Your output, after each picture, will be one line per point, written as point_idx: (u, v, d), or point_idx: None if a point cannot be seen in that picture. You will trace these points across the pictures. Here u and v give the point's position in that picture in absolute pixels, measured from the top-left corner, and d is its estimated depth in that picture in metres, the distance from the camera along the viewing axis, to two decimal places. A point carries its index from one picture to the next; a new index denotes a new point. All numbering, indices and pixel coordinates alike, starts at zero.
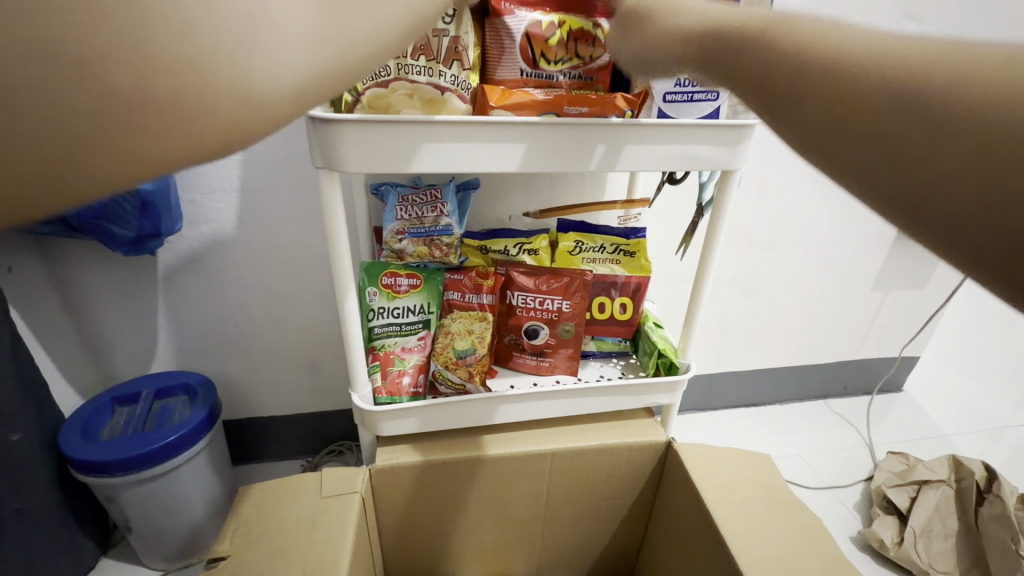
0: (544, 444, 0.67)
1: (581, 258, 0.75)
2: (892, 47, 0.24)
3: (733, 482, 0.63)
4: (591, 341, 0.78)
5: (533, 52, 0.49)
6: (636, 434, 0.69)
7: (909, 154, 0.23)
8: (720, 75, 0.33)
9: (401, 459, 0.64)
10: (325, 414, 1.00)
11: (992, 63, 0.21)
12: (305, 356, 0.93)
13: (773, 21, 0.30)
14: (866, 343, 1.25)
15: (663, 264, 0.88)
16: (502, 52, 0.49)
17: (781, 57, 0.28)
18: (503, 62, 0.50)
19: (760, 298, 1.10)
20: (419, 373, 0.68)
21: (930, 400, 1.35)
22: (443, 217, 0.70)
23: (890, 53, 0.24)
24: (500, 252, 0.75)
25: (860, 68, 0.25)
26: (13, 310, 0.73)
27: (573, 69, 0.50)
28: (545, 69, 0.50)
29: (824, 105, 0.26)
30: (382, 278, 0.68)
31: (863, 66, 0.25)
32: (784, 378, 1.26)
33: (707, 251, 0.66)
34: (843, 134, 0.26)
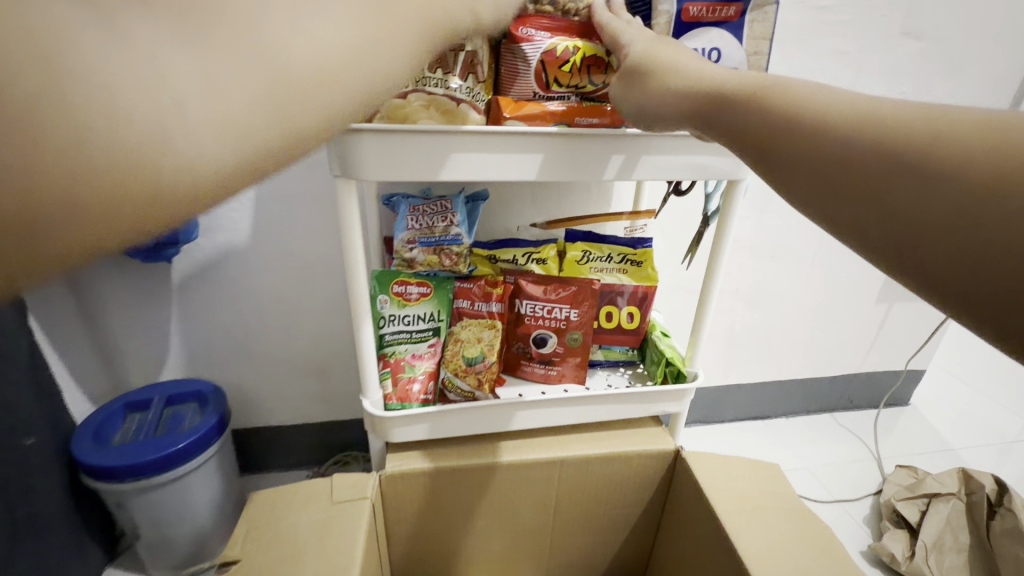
0: (553, 452, 0.67)
1: (589, 267, 0.76)
2: (876, 115, 0.28)
3: (742, 490, 0.63)
4: (599, 350, 0.78)
5: (547, 76, 0.49)
6: (644, 442, 0.70)
7: (897, 208, 0.26)
8: (714, 130, 0.37)
9: (411, 465, 0.65)
10: (332, 423, 1.00)
11: (970, 129, 0.25)
12: (314, 365, 0.94)
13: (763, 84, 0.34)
14: (872, 355, 1.25)
15: (669, 275, 0.89)
16: (516, 73, 0.50)
17: (778, 121, 0.32)
18: (517, 83, 0.50)
19: (766, 310, 1.11)
20: (429, 381, 0.69)
21: (938, 413, 1.34)
22: (453, 227, 0.71)
23: (875, 120, 0.28)
24: (509, 261, 0.76)
25: (850, 135, 0.28)
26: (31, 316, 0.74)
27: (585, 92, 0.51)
28: (557, 92, 0.50)
29: (816, 166, 0.30)
30: (392, 285, 0.68)
31: (850, 134, 0.28)
32: (791, 391, 1.26)
33: (713, 260, 0.67)
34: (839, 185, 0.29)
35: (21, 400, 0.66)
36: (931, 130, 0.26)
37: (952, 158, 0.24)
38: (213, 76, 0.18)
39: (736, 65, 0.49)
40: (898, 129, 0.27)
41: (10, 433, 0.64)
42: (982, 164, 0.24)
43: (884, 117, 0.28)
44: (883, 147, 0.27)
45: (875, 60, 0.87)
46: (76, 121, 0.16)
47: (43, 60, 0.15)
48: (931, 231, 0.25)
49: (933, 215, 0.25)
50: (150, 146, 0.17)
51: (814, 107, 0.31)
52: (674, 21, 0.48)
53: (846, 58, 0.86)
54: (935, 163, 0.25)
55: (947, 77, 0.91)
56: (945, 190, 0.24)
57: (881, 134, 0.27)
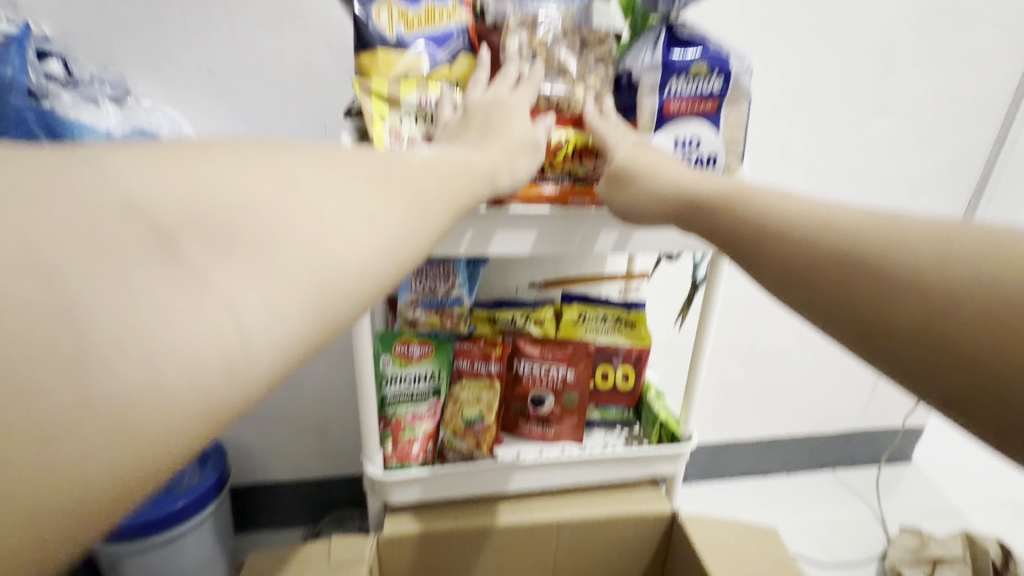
0: (549, 513, 0.68)
1: (586, 328, 0.79)
2: (831, 227, 0.35)
3: (740, 557, 0.63)
4: (595, 409, 0.80)
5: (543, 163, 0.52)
6: (641, 504, 0.70)
7: (867, 298, 0.32)
8: (700, 226, 0.45)
9: (408, 528, 0.65)
10: (330, 480, 1.00)
11: (923, 230, 0.32)
12: (314, 421, 0.95)
13: (743, 192, 0.43)
14: (869, 412, 1.26)
15: (663, 334, 0.91)
16: None
17: (761, 224, 0.39)
18: None
19: (761, 367, 1.13)
20: (428, 441, 0.71)
21: (941, 472, 1.33)
22: (455, 288, 0.74)
23: (830, 231, 0.35)
24: (508, 323, 0.79)
25: (813, 243, 0.35)
26: None
27: (574, 176, 0.54)
28: (550, 176, 0.53)
29: (789, 267, 0.36)
30: (395, 346, 0.71)
31: (814, 242, 0.35)
32: (790, 448, 1.25)
33: (703, 324, 0.70)
34: (816, 281, 0.34)
35: None
36: (875, 242, 0.33)
37: (894, 266, 0.31)
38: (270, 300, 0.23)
39: (714, 152, 0.54)
40: (850, 240, 0.34)
41: None
42: (917, 272, 0.30)
43: (840, 228, 0.35)
44: (841, 256, 0.34)
45: (851, 135, 0.93)
46: (169, 348, 0.20)
47: (159, 303, 0.20)
48: (885, 325, 0.31)
49: (885, 313, 0.31)
50: (215, 363, 0.21)
51: (784, 217, 0.38)
52: (657, 114, 0.53)
53: (823, 133, 0.92)
54: (883, 267, 0.31)
55: (919, 150, 0.97)
56: (892, 291, 0.31)
57: (836, 244, 0.34)
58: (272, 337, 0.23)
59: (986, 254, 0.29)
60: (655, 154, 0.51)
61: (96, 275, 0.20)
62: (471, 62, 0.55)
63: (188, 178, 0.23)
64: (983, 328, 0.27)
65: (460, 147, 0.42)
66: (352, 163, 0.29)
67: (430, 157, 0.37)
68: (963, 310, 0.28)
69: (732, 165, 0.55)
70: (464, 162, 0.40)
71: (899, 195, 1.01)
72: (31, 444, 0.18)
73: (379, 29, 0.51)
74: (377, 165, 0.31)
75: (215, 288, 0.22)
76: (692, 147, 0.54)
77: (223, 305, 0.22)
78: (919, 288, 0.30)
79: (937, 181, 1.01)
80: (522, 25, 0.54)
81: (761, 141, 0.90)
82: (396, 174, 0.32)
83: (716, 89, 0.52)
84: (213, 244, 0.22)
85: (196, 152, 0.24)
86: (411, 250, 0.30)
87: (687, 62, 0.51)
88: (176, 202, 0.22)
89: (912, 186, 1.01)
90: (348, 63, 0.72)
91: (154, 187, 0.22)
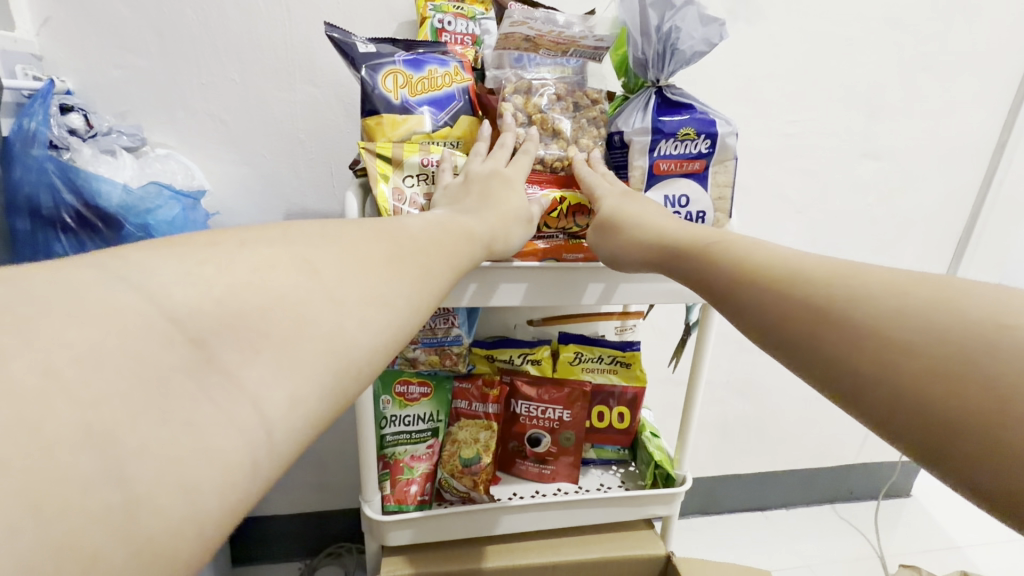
0: (544, 556, 0.69)
1: (581, 368, 0.80)
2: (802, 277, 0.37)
3: None
4: (591, 448, 0.81)
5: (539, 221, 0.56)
6: (634, 546, 0.71)
7: (828, 342, 0.33)
8: (682, 274, 0.47)
9: (404, 571, 0.66)
10: (327, 513, 1.01)
11: (882, 279, 0.33)
12: (313, 455, 0.96)
13: (721, 242, 0.45)
14: (866, 446, 1.26)
15: (658, 371, 0.93)
16: None
17: (735, 272, 0.41)
18: None
19: (757, 401, 1.14)
20: (426, 481, 0.71)
21: (939, 506, 1.32)
22: (454, 328, 0.73)
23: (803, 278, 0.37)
24: (506, 361, 0.80)
25: (786, 289, 0.37)
26: None
27: (569, 232, 0.57)
28: (547, 232, 0.57)
29: (762, 310, 0.38)
30: (395, 386, 0.72)
31: (789, 289, 0.37)
32: (788, 481, 1.25)
33: (695, 368, 0.71)
34: (785, 326, 0.36)
35: None
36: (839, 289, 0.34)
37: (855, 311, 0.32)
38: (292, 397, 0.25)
39: (703, 209, 0.56)
40: (819, 285, 0.35)
41: None
42: (878, 316, 0.31)
43: (810, 276, 0.36)
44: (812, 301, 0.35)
45: (841, 178, 0.96)
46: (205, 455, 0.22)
47: (193, 413, 0.22)
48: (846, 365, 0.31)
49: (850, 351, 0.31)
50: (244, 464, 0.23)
51: (759, 264, 0.40)
52: (647, 173, 0.56)
53: (813, 177, 0.94)
54: (845, 310, 0.33)
55: (909, 192, 1.00)
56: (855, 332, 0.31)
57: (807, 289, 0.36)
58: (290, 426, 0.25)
59: (938, 305, 0.30)
60: (642, 201, 0.54)
61: (139, 389, 0.21)
62: (473, 120, 0.58)
63: (220, 288, 0.25)
64: (938, 370, 0.28)
65: (461, 214, 0.47)
66: (365, 249, 0.33)
67: (429, 226, 0.41)
68: (919, 352, 0.29)
69: (720, 220, 0.57)
70: (465, 229, 0.44)
71: (890, 235, 1.03)
72: (79, 567, 0.18)
73: (385, 94, 0.54)
74: (390, 245, 0.35)
75: (244, 392, 0.24)
76: (681, 204, 0.57)
77: (250, 403, 0.24)
78: (875, 329, 0.31)
79: (925, 221, 1.04)
80: (517, 91, 0.57)
81: (753, 184, 0.93)
82: (406, 251, 0.35)
83: (703, 150, 0.55)
84: (241, 346, 0.24)
85: (224, 258, 0.27)
86: (413, 324, 0.33)
87: (675, 126, 0.54)
88: (208, 315, 0.24)
89: (902, 226, 1.03)
90: (355, 113, 0.75)
91: (191, 304, 0.24)
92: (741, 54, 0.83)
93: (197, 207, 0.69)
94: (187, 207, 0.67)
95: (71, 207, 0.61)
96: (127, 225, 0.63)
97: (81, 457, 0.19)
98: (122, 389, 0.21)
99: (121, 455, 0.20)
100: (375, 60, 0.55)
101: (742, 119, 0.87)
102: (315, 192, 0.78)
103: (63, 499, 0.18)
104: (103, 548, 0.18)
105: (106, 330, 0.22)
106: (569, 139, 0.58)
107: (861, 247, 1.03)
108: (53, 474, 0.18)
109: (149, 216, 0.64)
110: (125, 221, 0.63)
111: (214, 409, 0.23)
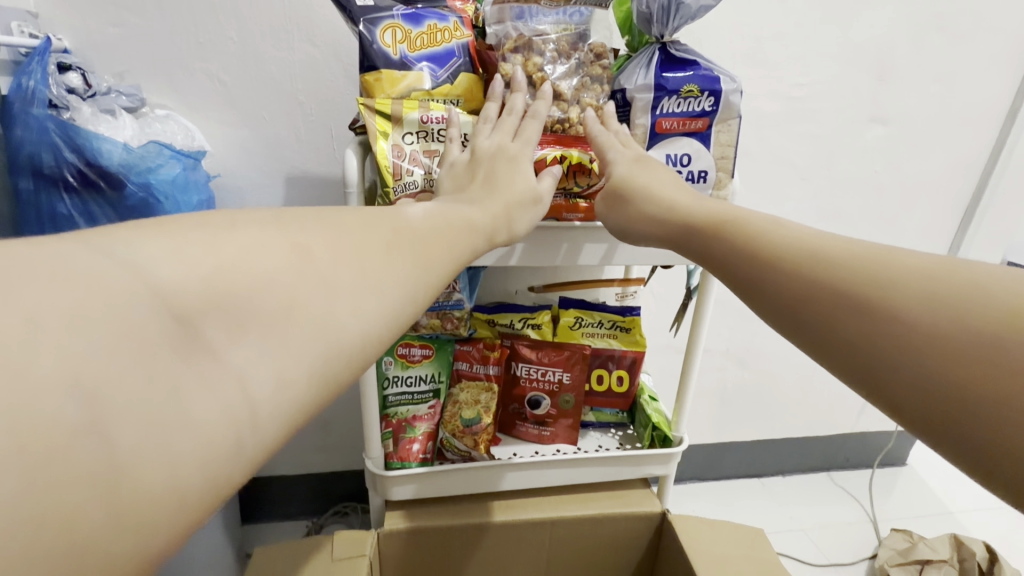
0: (543, 512, 0.70)
1: (582, 332, 0.81)
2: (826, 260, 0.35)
3: (727, 557, 0.66)
4: (590, 411, 0.82)
5: None
6: (631, 504, 0.72)
7: (846, 325, 0.32)
8: (693, 253, 0.46)
9: (407, 524, 0.68)
10: (333, 474, 1.03)
11: (902, 261, 0.32)
12: (318, 418, 0.98)
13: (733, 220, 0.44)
14: (864, 415, 1.28)
15: (658, 338, 0.94)
16: None
17: (751, 248, 0.40)
18: None
19: (757, 369, 1.15)
20: (428, 440, 0.73)
21: (933, 474, 1.35)
22: (455, 292, 0.75)
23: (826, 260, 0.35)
24: (506, 326, 0.81)
25: (804, 274, 0.36)
26: None
27: (569, 192, 0.56)
28: None
29: (779, 290, 0.37)
30: (397, 348, 0.74)
31: (808, 272, 0.35)
32: (785, 449, 1.27)
33: (695, 331, 0.72)
34: (798, 307, 0.35)
35: None
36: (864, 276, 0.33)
37: (879, 302, 0.31)
38: (280, 379, 0.25)
39: (705, 167, 0.56)
40: (839, 269, 0.34)
41: None
42: (903, 309, 0.30)
43: (832, 257, 0.35)
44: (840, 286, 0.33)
45: (849, 143, 0.94)
46: (194, 428, 0.22)
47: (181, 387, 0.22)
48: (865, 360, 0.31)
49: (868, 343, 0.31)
50: (229, 440, 0.23)
51: (774, 245, 0.39)
52: (650, 131, 0.55)
53: (820, 142, 0.93)
54: (867, 296, 0.32)
55: (917, 158, 0.98)
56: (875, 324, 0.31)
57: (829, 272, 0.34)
58: (275, 407, 0.25)
59: (962, 299, 0.29)
60: (654, 167, 0.52)
61: (129, 358, 0.21)
62: (471, 78, 0.57)
63: (208, 265, 0.25)
64: (960, 358, 0.27)
65: (459, 203, 0.45)
66: (356, 237, 0.32)
67: (427, 215, 0.39)
68: (940, 342, 0.28)
69: (722, 179, 0.57)
70: (465, 218, 0.43)
71: (896, 203, 1.02)
72: (60, 517, 0.18)
73: (383, 49, 0.54)
74: (390, 230, 0.34)
75: (231, 370, 0.24)
76: (683, 163, 0.56)
77: (235, 378, 0.24)
78: (897, 321, 0.30)
79: (932, 190, 1.02)
80: (518, 49, 0.56)
81: (758, 150, 0.91)
82: (405, 235, 0.35)
83: (706, 108, 0.54)
84: (226, 324, 0.24)
85: (212, 236, 0.26)
86: (407, 309, 0.33)
87: (679, 82, 0.53)
88: (197, 291, 0.24)
89: (909, 195, 1.02)
90: (354, 73, 0.74)
91: (181, 279, 0.24)
92: (749, 13, 0.81)
93: (198, 167, 0.69)
94: (188, 167, 0.67)
95: (73, 165, 0.61)
96: (128, 184, 0.63)
97: (66, 409, 0.19)
98: (109, 353, 0.21)
99: (110, 417, 0.20)
100: (373, 14, 0.54)
101: (749, 82, 0.85)
102: (315, 154, 0.78)
103: (52, 451, 0.18)
104: (86, 511, 0.19)
105: (84, 287, 0.21)
106: (573, 97, 0.57)
107: (866, 216, 1.02)
108: (41, 424, 0.18)
109: (151, 175, 0.64)
110: (126, 180, 0.63)
111: (198, 382, 0.23)
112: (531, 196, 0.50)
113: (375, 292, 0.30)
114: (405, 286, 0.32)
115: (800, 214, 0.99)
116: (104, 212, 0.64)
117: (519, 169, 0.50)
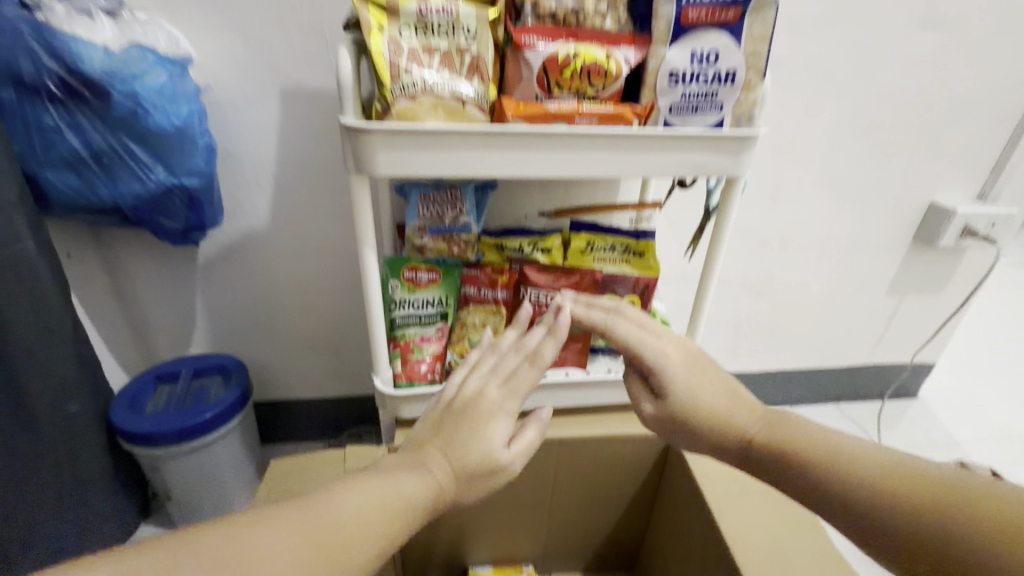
0: (551, 432, 0.71)
1: (593, 257, 0.78)
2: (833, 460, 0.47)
3: (732, 477, 0.66)
4: (601, 337, 0.81)
5: (549, 80, 0.52)
6: (640, 426, 0.72)
7: (854, 487, 0.44)
8: (707, 446, 0.54)
9: None
10: (348, 399, 1.06)
11: (876, 450, 0.47)
12: (329, 344, 0.99)
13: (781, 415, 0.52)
14: (880, 347, 1.25)
15: (674, 265, 0.91)
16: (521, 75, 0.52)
17: (768, 418, 0.53)
18: (521, 86, 0.52)
19: (774, 300, 1.12)
20: (436, 361, 0.73)
21: (944, 406, 1.34)
22: (462, 215, 0.74)
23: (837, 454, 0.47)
24: (515, 250, 0.77)
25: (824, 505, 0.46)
26: (72, 292, 0.80)
27: (584, 95, 0.53)
28: (559, 94, 0.52)
29: (798, 461, 0.48)
30: (404, 271, 0.72)
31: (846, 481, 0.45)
32: (796, 381, 1.27)
33: (712, 254, 0.68)
34: (807, 491, 0.47)
35: (68, 371, 0.72)
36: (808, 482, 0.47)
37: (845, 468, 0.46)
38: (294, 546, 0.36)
39: (734, 65, 0.51)
40: (853, 466, 0.45)
41: (58, 402, 0.71)
42: (901, 507, 0.42)
43: (853, 449, 0.47)
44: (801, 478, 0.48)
45: (892, 51, 0.86)
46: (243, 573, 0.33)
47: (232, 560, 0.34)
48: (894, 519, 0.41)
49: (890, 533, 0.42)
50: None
51: (781, 422, 0.52)
52: (675, 24, 0.50)
53: (860, 50, 0.85)
54: (862, 479, 0.44)
55: (966, 68, 0.90)
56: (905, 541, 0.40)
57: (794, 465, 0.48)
58: (288, 556, 0.36)
59: (947, 477, 0.42)
60: (655, 328, 0.59)
61: (173, 558, 0.33)
62: None
63: (201, 540, 0.34)
64: (940, 538, 0.39)
65: (400, 471, 0.44)
66: (339, 501, 0.40)
67: (378, 479, 0.43)
68: (941, 522, 0.40)
69: (751, 80, 0.52)
70: (395, 491, 0.42)
71: (938, 120, 0.94)
72: None
73: None
74: (326, 532, 0.38)
75: (250, 546, 0.35)
76: (710, 61, 0.51)
77: (262, 560, 0.35)
78: (898, 514, 0.42)
79: (979, 107, 0.94)
80: None
81: (790, 59, 0.84)
82: (356, 537, 0.39)
83: None
84: (228, 542, 0.35)
85: (196, 534, 0.35)
86: (377, 510, 0.41)
87: None
88: (188, 559, 0.33)
89: (953, 111, 0.94)
90: None
91: (224, 536, 0.35)
92: None
93: (186, 76, 0.65)
94: (174, 75, 0.63)
95: (53, 72, 0.58)
96: (113, 92, 0.60)
97: None
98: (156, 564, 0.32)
99: None
100: None
101: None
102: (311, 64, 0.73)
103: None
104: None
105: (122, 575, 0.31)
106: None
107: (903, 135, 0.95)
108: None
109: (136, 83, 0.60)
110: (111, 88, 0.59)
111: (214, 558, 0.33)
112: (496, 410, 0.50)
113: (373, 496, 0.41)
114: (365, 516, 0.40)
115: (830, 133, 0.92)
116: (92, 123, 0.61)
117: (472, 399, 0.50)
